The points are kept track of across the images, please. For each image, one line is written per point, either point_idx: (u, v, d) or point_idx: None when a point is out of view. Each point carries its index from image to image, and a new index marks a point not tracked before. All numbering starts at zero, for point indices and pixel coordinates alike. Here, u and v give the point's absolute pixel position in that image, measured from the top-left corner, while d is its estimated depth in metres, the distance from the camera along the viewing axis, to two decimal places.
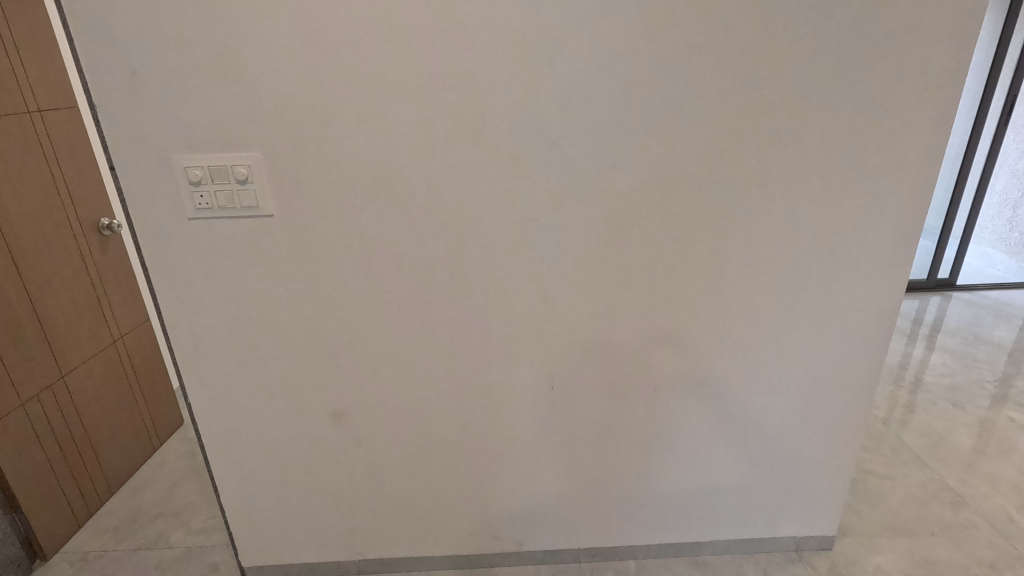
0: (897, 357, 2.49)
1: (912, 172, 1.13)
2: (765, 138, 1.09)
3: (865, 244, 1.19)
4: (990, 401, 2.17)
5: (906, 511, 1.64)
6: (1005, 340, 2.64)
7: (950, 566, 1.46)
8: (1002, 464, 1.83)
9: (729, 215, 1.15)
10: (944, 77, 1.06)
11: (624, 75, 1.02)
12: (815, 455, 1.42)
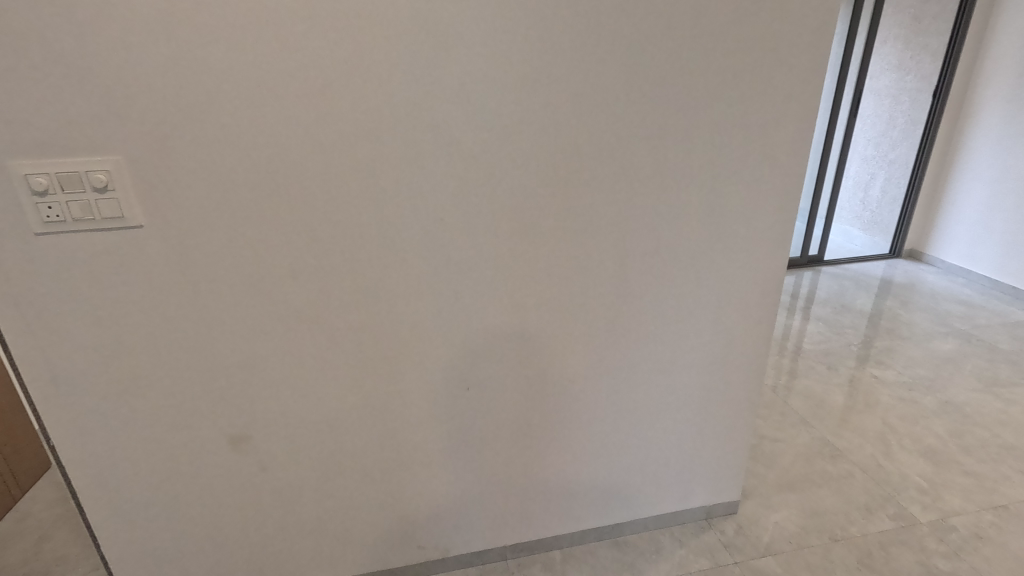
0: (779, 329, 2.76)
1: (791, 161, 1.20)
2: (667, 131, 1.11)
3: (756, 230, 1.26)
4: (855, 361, 2.47)
5: (796, 469, 1.81)
6: (864, 307, 3.00)
7: (833, 514, 1.63)
8: (869, 416, 2.08)
9: (632, 205, 1.16)
10: (813, 74, 1.13)
11: (529, 71, 1.00)
12: (722, 430, 1.50)
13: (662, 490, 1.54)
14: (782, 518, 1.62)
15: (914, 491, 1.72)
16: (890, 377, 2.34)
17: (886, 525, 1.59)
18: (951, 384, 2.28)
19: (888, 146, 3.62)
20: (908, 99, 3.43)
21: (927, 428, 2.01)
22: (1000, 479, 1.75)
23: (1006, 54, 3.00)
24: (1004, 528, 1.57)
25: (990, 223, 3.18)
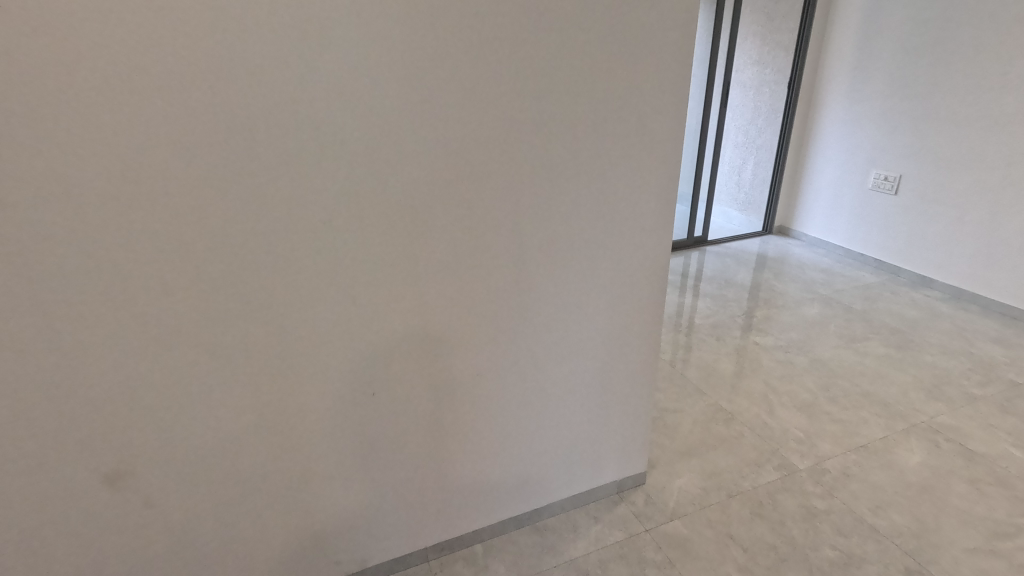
0: (672, 308, 2.95)
1: (667, 150, 1.28)
2: (552, 124, 1.14)
3: (641, 216, 1.33)
4: (740, 331, 2.70)
5: (695, 435, 1.96)
6: (745, 281, 3.29)
7: (729, 472, 1.78)
8: (754, 380, 2.28)
9: (524, 197, 1.18)
10: (680, 68, 1.21)
11: (413, 63, 0.99)
12: (627, 406, 1.58)
13: (576, 471, 1.60)
14: (686, 483, 1.74)
15: (793, 442, 1.91)
16: (768, 342, 2.59)
17: (772, 476, 1.76)
18: (819, 343, 2.57)
19: (755, 133, 4.01)
20: (769, 90, 3.81)
21: (801, 385, 2.25)
22: (861, 423, 2.00)
23: (843, 49, 3.40)
24: (865, 465, 1.80)
25: (841, 199, 3.60)
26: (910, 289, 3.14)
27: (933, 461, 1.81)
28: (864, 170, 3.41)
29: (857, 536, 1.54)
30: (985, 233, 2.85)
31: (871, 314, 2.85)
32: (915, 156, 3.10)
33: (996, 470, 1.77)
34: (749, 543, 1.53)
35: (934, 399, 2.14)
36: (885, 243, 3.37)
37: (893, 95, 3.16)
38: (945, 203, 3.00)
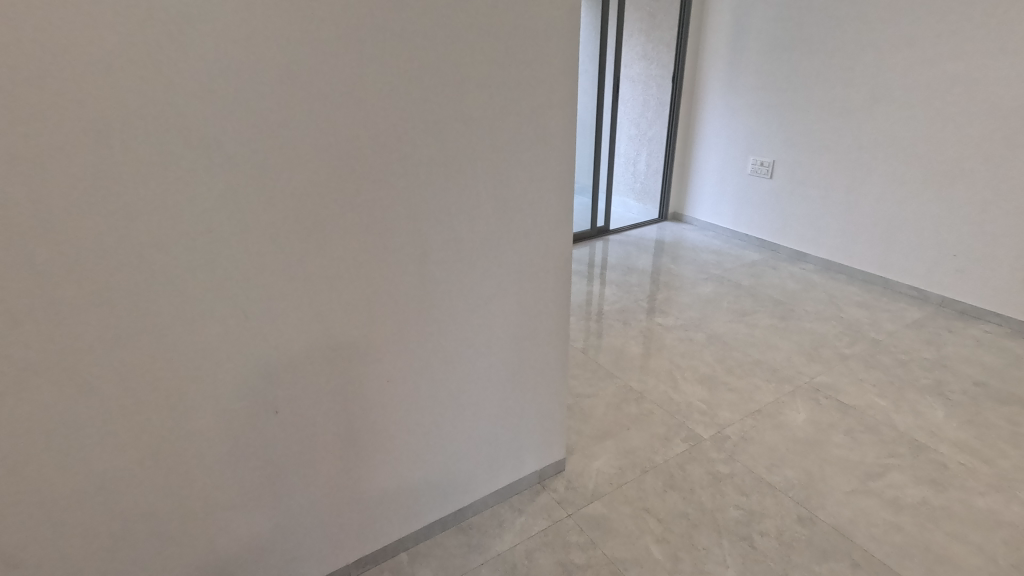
0: (579, 297, 3.04)
1: (560, 144, 1.31)
2: (444, 120, 1.13)
3: (540, 209, 1.35)
4: (645, 314, 2.84)
5: (608, 418, 2.03)
6: (646, 267, 3.46)
7: (642, 449, 1.87)
8: (660, 359, 2.41)
9: (421, 196, 1.16)
10: (566, 63, 1.25)
11: (292, 57, 0.94)
12: (541, 397, 1.60)
13: (496, 467, 1.60)
14: (603, 465, 1.80)
15: (697, 414, 2.04)
16: (670, 322, 2.74)
17: (681, 449, 1.87)
18: (714, 319, 2.76)
19: (646, 125, 4.22)
20: (655, 84, 4.03)
21: (701, 360, 2.40)
22: (754, 390, 2.18)
23: (718, 45, 3.66)
24: (760, 428, 1.96)
25: (725, 184, 3.88)
26: (788, 264, 3.46)
27: (816, 417, 2.01)
28: (743, 157, 3.70)
29: (756, 494, 1.67)
30: (846, 209, 3.20)
31: (757, 289, 3.10)
32: (784, 143, 3.42)
33: (866, 419, 2.00)
34: (663, 514, 1.61)
35: (813, 361, 2.37)
36: (765, 223, 3.69)
37: (763, 87, 3.45)
38: (812, 184, 3.34)
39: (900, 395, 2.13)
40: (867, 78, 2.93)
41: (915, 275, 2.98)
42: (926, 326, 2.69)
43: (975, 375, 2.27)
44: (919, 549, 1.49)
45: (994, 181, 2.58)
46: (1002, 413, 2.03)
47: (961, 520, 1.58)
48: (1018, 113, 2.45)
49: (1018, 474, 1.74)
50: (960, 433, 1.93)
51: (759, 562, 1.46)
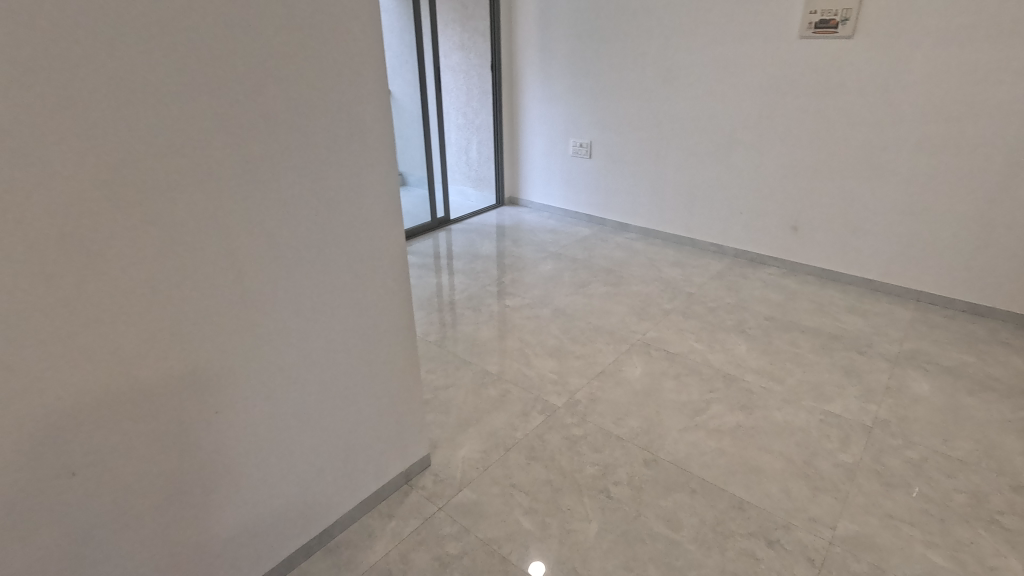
0: (426, 290, 3.02)
1: (377, 138, 1.28)
2: (238, 121, 1.04)
3: (365, 207, 1.30)
4: (494, 298, 2.92)
5: (468, 404, 2.06)
6: (489, 252, 3.55)
7: (503, 429, 1.92)
8: (513, 339, 2.50)
9: (223, 204, 1.06)
10: (372, 55, 1.21)
11: (23, 54, 0.79)
12: (395, 397, 1.57)
13: (356, 477, 1.54)
14: (467, 451, 1.83)
15: (550, 385, 2.16)
16: (516, 303, 2.85)
17: (538, 421, 1.96)
18: (556, 294, 2.93)
19: (473, 114, 4.30)
20: (476, 74, 4.11)
21: (548, 333, 2.54)
22: (597, 353, 2.36)
23: (529, 34, 3.82)
24: (605, 387, 2.13)
25: (552, 166, 4.11)
26: (615, 235, 3.79)
27: (650, 369, 2.25)
28: (564, 139, 3.94)
29: (608, 448, 1.82)
30: (655, 181, 3.58)
31: (590, 261, 3.35)
32: (598, 124, 3.71)
33: (689, 363, 2.29)
34: (528, 485, 1.69)
35: (643, 320, 2.64)
36: (591, 200, 3.99)
37: (574, 74, 3.70)
38: (625, 161, 3.68)
39: (712, 338, 2.47)
40: (658, 63, 3.28)
41: (714, 233, 3.45)
42: (727, 275, 3.13)
43: (765, 311, 2.71)
44: (738, 465, 1.75)
45: (761, 148, 3.08)
46: (787, 339, 2.45)
47: (765, 433, 1.89)
48: (772, 90, 2.93)
49: (802, 387, 2.12)
50: (759, 361, 2.29)
51: (616, 509, 1.60)
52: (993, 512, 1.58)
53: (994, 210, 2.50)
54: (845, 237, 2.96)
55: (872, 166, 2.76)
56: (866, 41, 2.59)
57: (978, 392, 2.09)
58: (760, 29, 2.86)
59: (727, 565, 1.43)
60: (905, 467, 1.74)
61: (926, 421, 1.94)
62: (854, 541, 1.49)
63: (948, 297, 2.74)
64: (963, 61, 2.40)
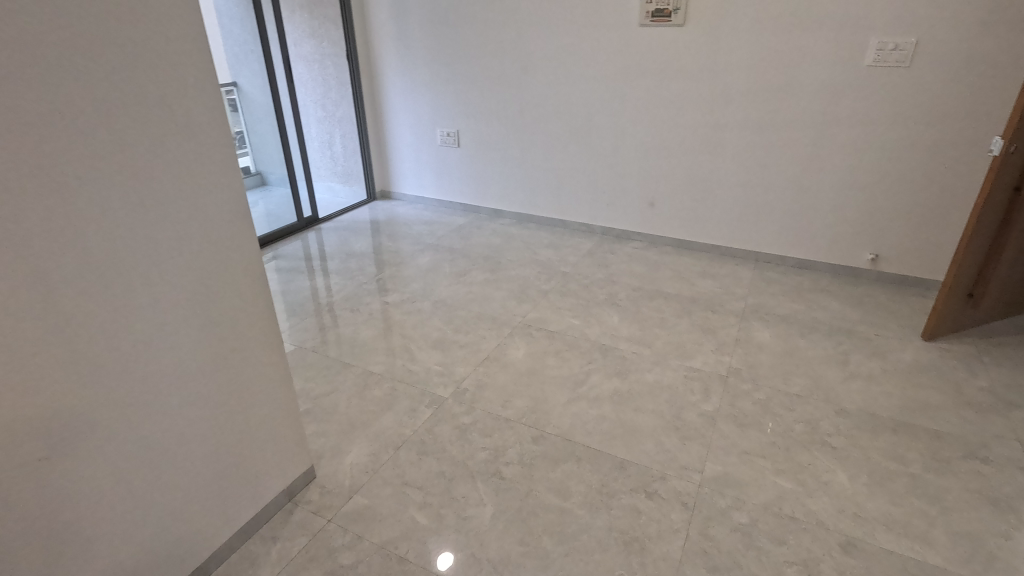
0: (299, 295, 2.84)
1: (211, 135, 1.17)
2: (25, 120, 0.89)
3: (206, 211, 1.19)
4: (374, 296, 2.82)
5: (352, 409, 1.99)
6: (364, 249, 3.42)
7: (392, 428, 1.88)
8: (396, 336, 2.44)
9: (19, 218, 0.91)
10: (193, 43, 1.09)
11: None
12: (268, 411, 1.46)
13: (233, 503, 1.42)
14: (355, 457, 1.76)
15: (436, 377, 2.15)
16: (396, 299, 2.79)
17: (427, 415, 1.94)
18: (436, 286, 2.91)
19: (333, 106, 4.09)
20: (332, 64, 3.92)
21: (431, 326, 2.52)
22: (480, 340, 2.39)
23: (383, 22, 3.70)
24: (491, 372, 2.17)
25: (422, 157, 4.05)
26: (490, 222, 3.84)
27: (532, 349, 2.32)
28: (431, 129, 3.89)
29: (498, 431, 1.86)
30: (524, 167, 3.68)
31: (468, 250, 3.37)
32: (464, 113, 3.71)
33: (569, 339, 2.39)
34: (421, 480, 1.67)
35: (522, 302, 2.71)
36: (465, 189, 3.99)
37: (434, 62, 3.65)
38: (493, 149, 3.73)
39: (588, 313, 2.60)
40: (515, 51, 3.35)
41: (583, 214, 3.62)
42: (597, 252, 3.31)
43: (633, 283, 2.91)
44: (618, 428, 1.87)
45: (616, 130, 3.27)
46: (653, 307, 2.66)
47: (639, 395, 2.03)
48: (621, 75, 3.12)
49: (668, 349, 2.32)
50: (630, 330, 2.46)
51: (508, 489, 1.64)
52: (824, 434, 1.84)
53: (809, 177, 2.89)
54: (695, 209, 3.26)
55: (711, 143, 3.05)
56: (696, 29, 2.84)
57: (808, 335, 2.43)
58: (605, 18, 3.03)
59: (613, 522, 1.52)
60: (756, 407, 1.97)
61: (769, 365, 2.21)
62: (719, 479, 1.66)
63: (780, 255, 3.13)
64: (774, 46, 2.71)
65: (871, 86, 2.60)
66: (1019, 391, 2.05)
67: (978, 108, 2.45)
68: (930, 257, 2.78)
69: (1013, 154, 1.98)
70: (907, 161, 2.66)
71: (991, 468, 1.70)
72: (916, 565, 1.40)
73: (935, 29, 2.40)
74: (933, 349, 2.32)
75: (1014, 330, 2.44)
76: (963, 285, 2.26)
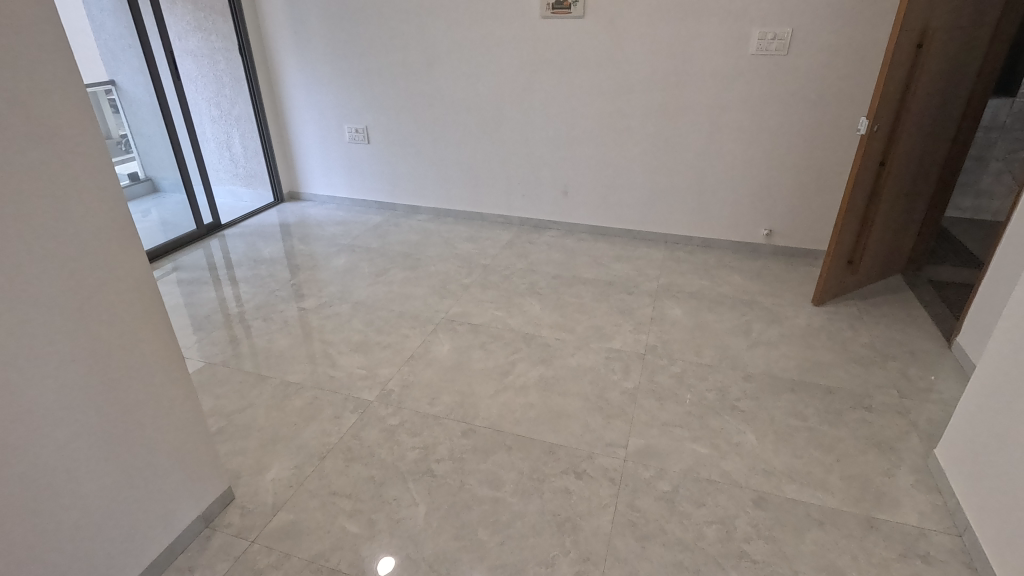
0: (203, 308, 2.66)
1: (81, 140, 1.06)
2: None
3: (82, 225, 1.08)
4: (288, 302, 2.70)
5: (271, 422, 1.89)
6: (275, 254, 3.26)
7: (315, 438, 1.81)
8: (315, 342, 2.35)
9: None
10: (50, 39, 0.98)
11: None
12: (174, 434, 1.36)
13: (140, 537, 1.31)
14: (277, 472, 1.68)
15: (360, 381, 2.09)
16: (312, 304, 2.68)
17: (352, 420, 1.89)
18: (353, 288, 2.82)
19: (228, 104, 3.88)
20: (222, 58, 3.69)
21: (352, 329, 2.45)
22: (404, 339, 2.35)
23: (277, 14, 3.50)
24: (416, 371, 2.14)
25: (330, 155, 3.91)
26: (407, 218, 3.78)
27: (456, 343, 2.31)
28: (338, 126, 3.76)
29: (426, 430, 1.84)
30: (437, 161, 3.64)
31: (386, 248, 3.29)
32: (371, 108, 3.61)
33: (493, 330, 2.41)
34: (350, 488, 1.62)
35: (444, 298, 2.69)
36: (378, 186, 3.90)
37: (335, 57, 3.51)
38: (405, 144, 3.66)
39: (510, 303, 2.63)
40: (419, 45, 3.29)
41: (500, 206, 3.65)
42: (516, 243, 3.35)
43: (553, 271, 2.97)
44: (545, 414, 1.91)
45: (527, 122, 3.31)
46: (572, 293, 2.73)
47: (564, 379, 2.09)
48: (527, 66, 3.15)
49: (589, 332, 2.39)
50: (552, 317, 2.51)
51: (441, 486, 1.63)
52: (733, 400, 1.98)
53: (708, 160, 3.07)
54: (606, 195, 3.37)
55: (617, 131, 3.16)
56: (595, 21, 2.92)
57: (715, 308, 2.59)
58: (508, 10, 3.04)
59: (546, 506, 1.56)
60: (672, 381, 2.08)
61: (682, 340, 2.33)
62: (642, 453, 1.74)
63: (687, 236, 3.31)
64: (668, 36, 2.84)
65: (756, 74, 2.79)
66: (894, 344, 2.30)
67: (847, 92, 2.70)
68: (815, 229, 3.05)
69: (877, 132, 2.20)
70: (790, 142, 2.89)
71: (874, 415, 1.90)
72: (817, 510, 1.54)
73: (807, 20, 2.61)
74: (822, 313, 2.55)
75: (887, 291, 2.73)
76: (843, 253, 2.50)
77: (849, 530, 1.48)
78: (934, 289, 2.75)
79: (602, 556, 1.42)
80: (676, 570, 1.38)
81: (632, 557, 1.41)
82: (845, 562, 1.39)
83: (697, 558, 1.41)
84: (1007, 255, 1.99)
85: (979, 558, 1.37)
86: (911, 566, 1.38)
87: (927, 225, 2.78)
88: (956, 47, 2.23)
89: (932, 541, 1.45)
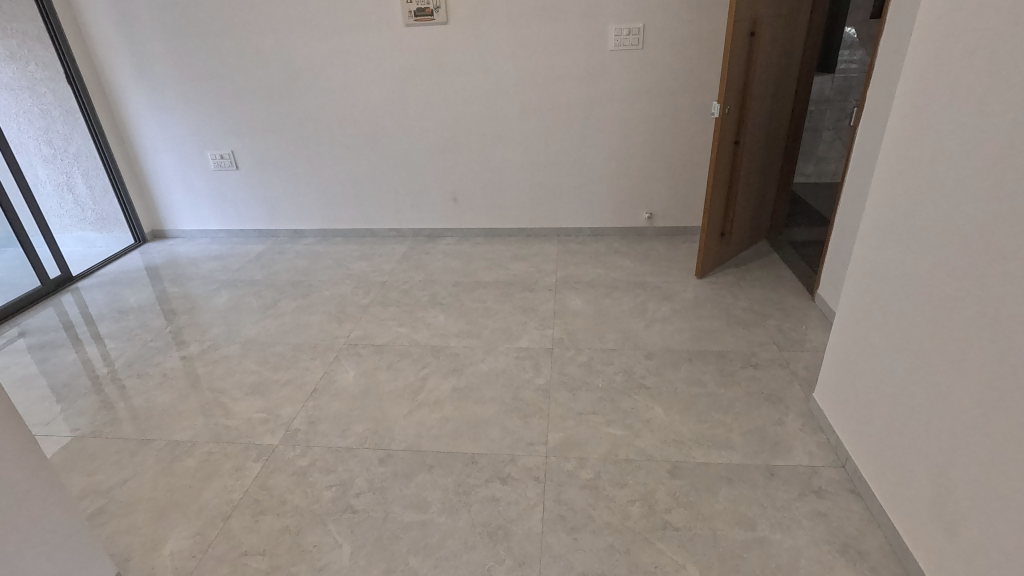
0: (62, 374, 2.33)
1: None
2: None
3: None
4: (166, 353, 2.43)
5: (161, 490, 1.69)
6: (143, 301, 2.94)
7: (216, 498, 1.65)
8: (205, 392, 2.14)
9: None
10: None
11: None
12: (41, 529, 1.17)
13: None
14: (175, 544, 1.51)
15: (261, 426, 1.94)
16: (195, 350, 2.44)
17: (256, 470, 1.74)
18: (242, 326, 2.61)
19: (63, 141, 3.42)
20: (48, 90, 3.26)
21: (245, 371, 2.26)
22: (304, 373, 2.21)
23: (109, 37, 3.16)
24: (323, 405, 2.02)
25: (195, 186, 3.59)
26: (292, 244, 3.57)
27: (362, 368, 2.22)
28: (200, 154, 3.46)
29: (341, 464, 1.74)
30: (315, 182, 3.48)
31: (272, 278, 3.09)
32: (234, 132, 3.36)
33: (399, 349, 2.34)
34: (264, 545, 1.49)
35: (343, 322, 2.57)
36: (254, 214, 3.65)
37: (186, 81, 3.24)
38: (277, 166, 3.45)
39: (414, 318, 2.57)
40: (279, 60, 3.11)
41: (390, 219, 3.56)
42: (412, 255, 3.28)
43: (453, 279, 2.94)
44: (462, 425, 1.88)
45: (406, 131, 3.25)
46: (475, 298, 2.72)
47: (478, 386, 2.07)
48: (397, 75, 3.09)
49: (496, 335, 2.40)
50: (457, 325, 2.49)
51: (363, 520, 1.55)
52: (639, 378, 2.07)
53: (586, 153, 3.20)
54: (495, 197, 3.40)
55: (496, 133, 3.19)
56: (460, 26, 2.93)
57: (612, 294, 2.70)
58: (368, 20, 2.96)
59: (475, 519, 1.53)
60: (581, 370, 2.14)
61: (585, 329, 2.41)
62: (562, 446, 1.77)
63: (577, 227, 3.43)
64: (532, 38, 2.92)
65: (618, 68, 2.95)
66: (769, 303, 2.53)
67: (699, 79, 2.93)
68: (690, 207, 3.28)
69: (728, 115, 2.40)
70: (657, 129, 3.08)
71: (761, 371, 2.08)
72: (726, 468, 1.65)
73: (656, 15, 2.80)
74: (706, 284, 2.74)
75: (756, 256, 3.00)
76: (715, 227, 2.71)
77: (753, 481, 1.60)
78: (794, 249, 3.06)
79: (536, 557, 1.42)
80: (607, 553, 1.42)
81: (565, 551, 1.43)
82: (755, 512, 1.51)
83: (625, 538, 1.46)
84: (847, 212, 2.26)
85: (860, 483, 1.54)
86: (808, 502, 1.53)
87: (780, 193, 3.08)
88: (782, 32, 2.49)
89: (822, 476, 1.61)
